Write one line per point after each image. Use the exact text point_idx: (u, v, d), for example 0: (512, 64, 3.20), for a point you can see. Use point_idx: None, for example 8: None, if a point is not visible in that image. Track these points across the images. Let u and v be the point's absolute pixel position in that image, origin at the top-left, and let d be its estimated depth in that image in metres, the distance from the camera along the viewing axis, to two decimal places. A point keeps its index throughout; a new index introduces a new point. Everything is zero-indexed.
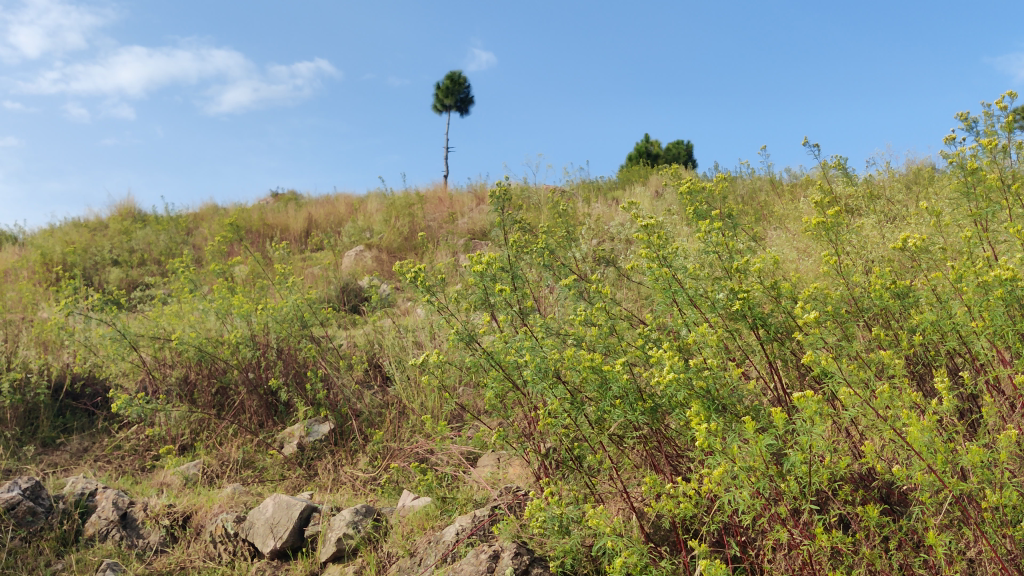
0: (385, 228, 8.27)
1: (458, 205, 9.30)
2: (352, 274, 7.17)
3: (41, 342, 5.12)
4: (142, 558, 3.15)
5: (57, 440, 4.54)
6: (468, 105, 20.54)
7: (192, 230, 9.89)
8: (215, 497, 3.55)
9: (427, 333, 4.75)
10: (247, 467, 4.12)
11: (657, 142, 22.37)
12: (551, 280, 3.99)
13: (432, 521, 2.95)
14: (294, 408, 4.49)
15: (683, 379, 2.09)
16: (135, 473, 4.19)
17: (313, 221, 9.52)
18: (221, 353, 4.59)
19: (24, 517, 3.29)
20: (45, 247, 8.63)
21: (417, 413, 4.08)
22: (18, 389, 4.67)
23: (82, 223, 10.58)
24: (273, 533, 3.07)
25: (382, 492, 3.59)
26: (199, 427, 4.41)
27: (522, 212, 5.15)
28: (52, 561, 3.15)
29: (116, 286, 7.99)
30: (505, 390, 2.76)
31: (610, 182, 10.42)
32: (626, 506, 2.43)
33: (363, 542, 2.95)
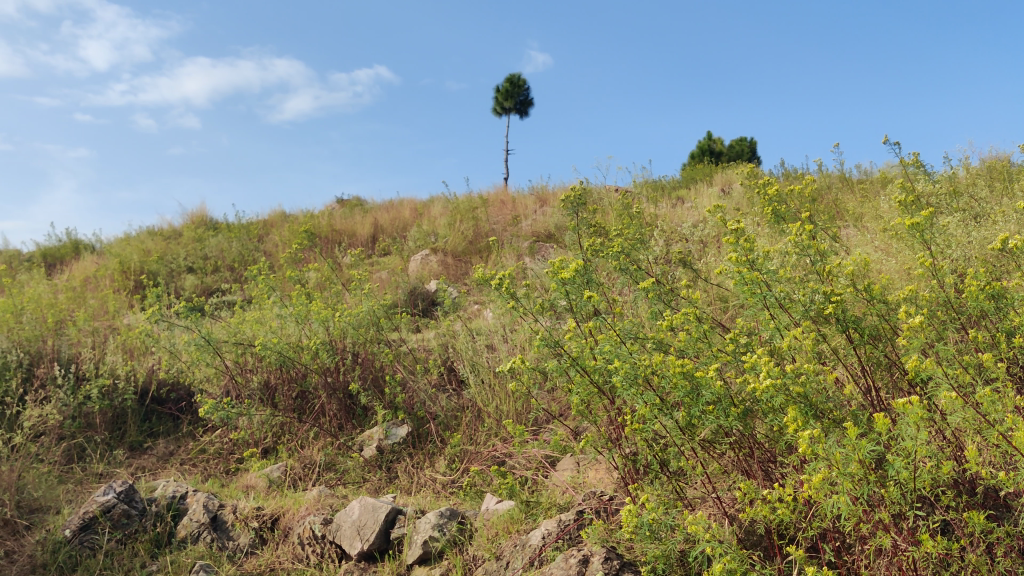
0: (451, 231, 8.32)
1: (523, 207, 9.33)
2: (420, 278, 7.23)
3: (126, 349, 5.26)
4: (233, 559, 3.22)
5: (144, 444, 4.67)
6: (528, 108, 20.57)
7: (263, 237, 10.07)
8: (302, 500, 3.61)
9: (500, 336, 4.77)
10: (328, 470, 4.18)
11: (721, 139, 22.17)
12: (627, 283, 3.98)
13: (517, 525, 2.97)
14: (372, 412, 4.54)
15: (778, 385, 2.09)
16: (220, 476, 4.29)
17: (380, 226, 9.63)
18: (302, 357, 4.67)
19: (119, 520, 3.40)
20: (124, 255, 8.87)
21: (494, 416, 4.10)
22: (106, 395, 4.81)
23: (156, 231, 10.86)
24: (360, 535, 3.12)
25: (464, 495, 3.62)
26: (280, 431, 4.50)
27: (593, 215, 5.13)
28: (147, 562, 3.23)
29: (192, 292, 8.18)
30: (590, 395, 2.77)
31: (676, 182, 10.36)
32: (718, 511, 2.43)
33: (448, 545, 2.97)
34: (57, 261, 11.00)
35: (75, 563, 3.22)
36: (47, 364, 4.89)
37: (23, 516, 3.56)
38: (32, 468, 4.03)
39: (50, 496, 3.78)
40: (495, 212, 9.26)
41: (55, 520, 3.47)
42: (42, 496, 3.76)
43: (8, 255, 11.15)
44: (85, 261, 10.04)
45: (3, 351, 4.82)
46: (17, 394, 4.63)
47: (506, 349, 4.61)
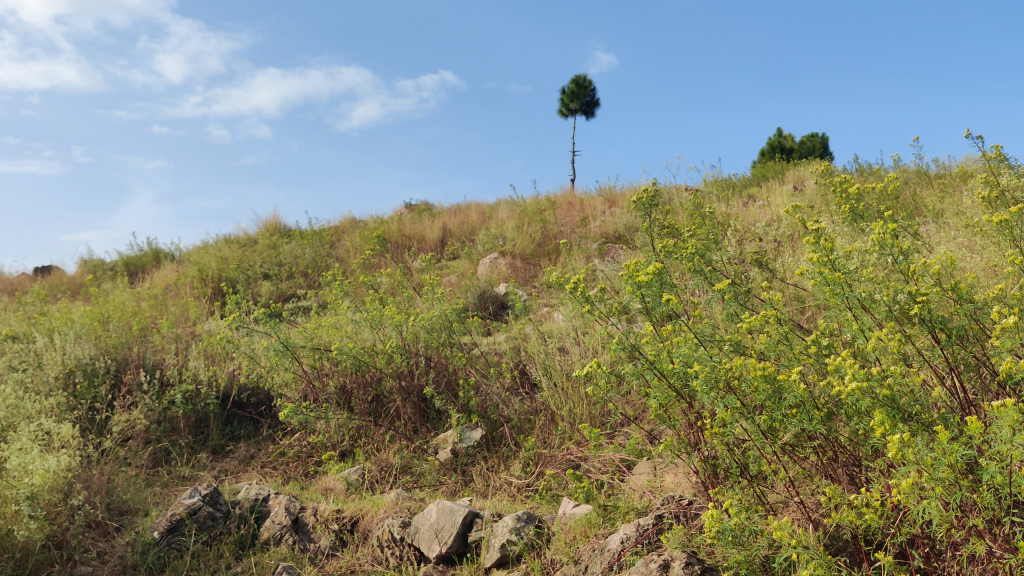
0: (520, 235, 8.33)
1: (590, 208, 9.31)
2: (490, 282, 7.26)
3: (207, 355, 5.40)
4: (315, 561, 3.27)
5: (226, 448, 4.79)
6: (593, 109, 20.52)
7: (335, 243, 10.23)
8: (380, 502, 3.66)
9: (572, 338, 4.75)
10: (405, 473, 4.22)
11: (791, 135, 21.82)
12: (702, 284, 3.93)
13: (595, 529, 2.95)
14: (446, 415, 4.56)
15: (864, 387, 2.05)
16: (300, 479, 4.37)
17: (448, 231, 9.70)
18: (377, 361, 4.73)
19: (204, 522, 3.49)
20: (202, 263, 9.10)
21: (568, 419, 4.09)
22: (190, 399, 4.95)
23: (232, 239, 11.12)
24: (438, 538, 3.15)
25: (540, 498, 3.62)
26: (357, 434, 4.56)
27: (664, 216, 5.09)
28: (233, 564, 3.29)
29: (268, 298, 8.36)
30: (669, 398, 2.75)
31: (746, 180, 10.22)
32: (801, 516, 2.40)
33: (526, 549, 2.98)
34: (138, 270, 11.35)
35: (164, 563, 3.30)
36: (132, 370, 5.05)
37: (113, 518, 3.67)
38: (121, 471, 4.16)
39: (138, 498, 3.89)
40: (563, 214, 9.25)
41: (143, 522, 3.57)
42: (130, 498, 3.87)
43: (93, 265, 11.54)
44: (165, 269, 10.34)
45: (92, 358, 4.99)
46: (105, 399, 4.78)
47: (579, 351, 4.59)
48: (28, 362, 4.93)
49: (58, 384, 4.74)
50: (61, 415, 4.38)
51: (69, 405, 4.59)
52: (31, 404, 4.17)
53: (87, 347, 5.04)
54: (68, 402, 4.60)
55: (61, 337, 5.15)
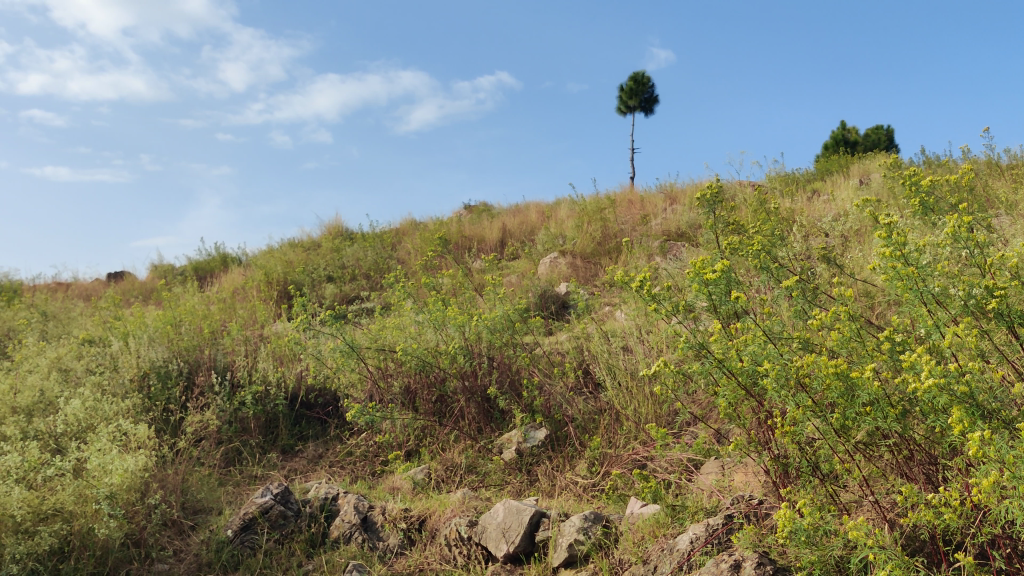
0: (580, 234, 8.30)
1: (651, 206, 9.25)
2: (551, 281, 7.26)
3: (275, 356, 5.50)
4: (384, 560, 3.31)
5: (295, 448, 4.87)
6: (652, 106, 20.37)
7: (396, 245, 10.32)
8: (447, 501, 3.68)
9: (636, 337, 4.73)
10: (470, 473, 4.24)
11: (855, 129, 21.43)
12: (768, 281, 3.88)
13: (664, 529, 2.93)
14: (510, 415, 4.56)
15: (941, 384, 2.01)
16: (367, 478, 4.42)
17: (508, 231, 9.72)
18: (440, 362, 4.76)
19: (276, 520, 3.55)
20: (268, 266, 9.26)
21: (633, 419, 4.07)
22: (259, 400, 5.04)
23: (296, 243, 11.30)
24: (506, 538, 3.16)
25: (607, 498, 3.61)
26: (422, 434, 4.59)
27: (728, 212, 5.03)
28: (304, 562, 3.34)
29: (332, 301, 8.47)
30: (737, 397, 2.72)
31: (809, 174, 10.05)
32: (876, 516, 2.36)
33: (594, 549, 2.97)
34: (206, 274, 11.61)
35: (237, 561, 3.37)
36: (204, 372, 5.16)
37: (188, 517, 3.76)
38: (195, 471, 4.25)
39: (211, 497, 3.98)
40: (624, 212, 9.20)
41: (217, 521, 3.64)
42: (204, 497, 3.96)
43: (164, 270, 11.84)
44: (232, 273, 10.55)
45: (165, 360, 5.11)
46: (178, 400, 4.90)
47: (643, 350, 4.56)
48: (104, 366, 5.07)
49: (134, 387, 4.87)
50: (137, 417, 4.50)
51: (144, 407, 4.71)
52: (108, 405, 4.29)
53: (161, 350, 5.17)
54: (143, 404, 4.72)
55: (135, 340, 5.29)
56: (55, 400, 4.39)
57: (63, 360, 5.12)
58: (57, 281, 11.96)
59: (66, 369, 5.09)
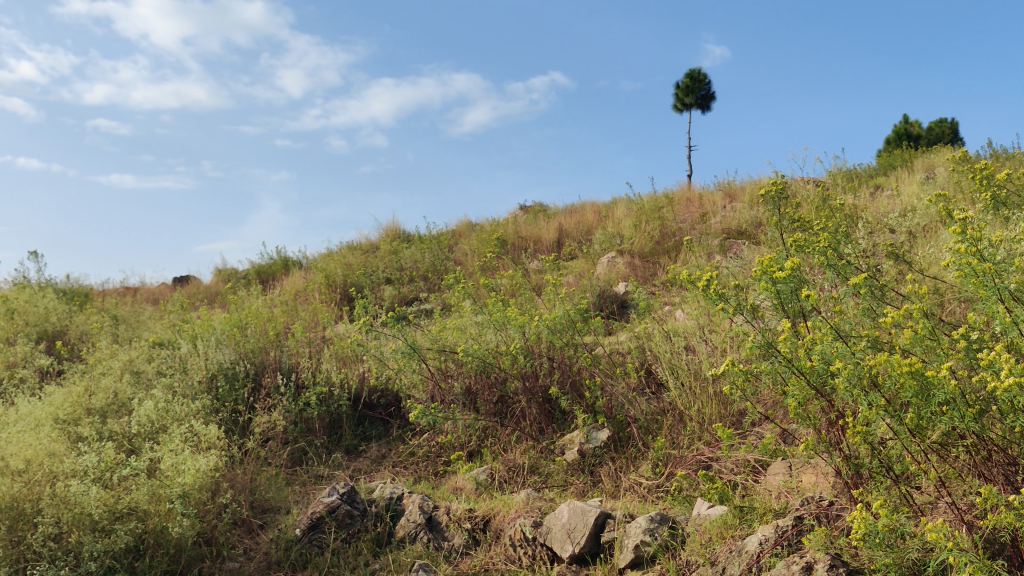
0: (638, 233, 8.24)
1: (710, 203, 9.14)
2: (609, 281, 7.21)
3: (338, 358, 5.56)
4: (450, 560, 3.32)
5: (359, 448, 4.92)
6: (709, 103, 20.15)
7: (453, 246, 10.36)
8: (511, 502, 3.69)
9: (698, 336, 4.67)
10: (533, 473, 4.24)
11: (918, 122, 20.95)
12: (834, 279, 3.80)
13: (731, 530, 2.90)
14: (571, 416, 4.55)
15: (1022, 383, 1.96)
16: (430, 478, 4.44)
17: (565, 231, 9.70)
18: (502, 362, 4.76)
19: (343, 520, 3.59)
20: (329, 269, 9.36)
21: (696, 420, 4.03)
22: (324, 401, 5.10)
23: (355, 245, 11.41)
24: (571, 539, 3.15)
25: (673, 500, 3.58)
26: (484, 435, 4.60)
27: (791, 208, 4.94)
28: (370, 561, 3.37)
29: (391, 302, 8.53)
30: (807, 397, 2.68)
31: (872, 169, 9.85)
32: (954, 518, 2.32)
33: (660, 550, 2.94)
34: (268, 278, 11.80)
35: (306, 560, 3.42)
36: (270, 373, 5.24)
37: (257, 516, 3.82)
38: (262, 471, 4.32)
39: (279, 497, 4.04)
40: (682, 210, 9.11)
41: (285, 520, 3.70)
42: (272, 497, 4.02)
43: (227, 274, 12.07)
44: (293, 277, 10.70)
45: (232, 362, 5.21)
46: (246, 401, 4.98)
47: (706, 350, 4.50)
48: (174, 368, 5.19)
49: (202, 388, 4.97)
50: (207, 417, 4.59)
51: (213, 407, 4.81)
52: (179, 407, 4.38)
53: (228, 352, 5.27)
54: (212, 405, 4.81)
55: (203, 342, 5.40)
56: (128, 402, 4.49)
57: (135, 363, 5.24)
58: (126, 285, 12.27)
59: (137, 372, 5.21)
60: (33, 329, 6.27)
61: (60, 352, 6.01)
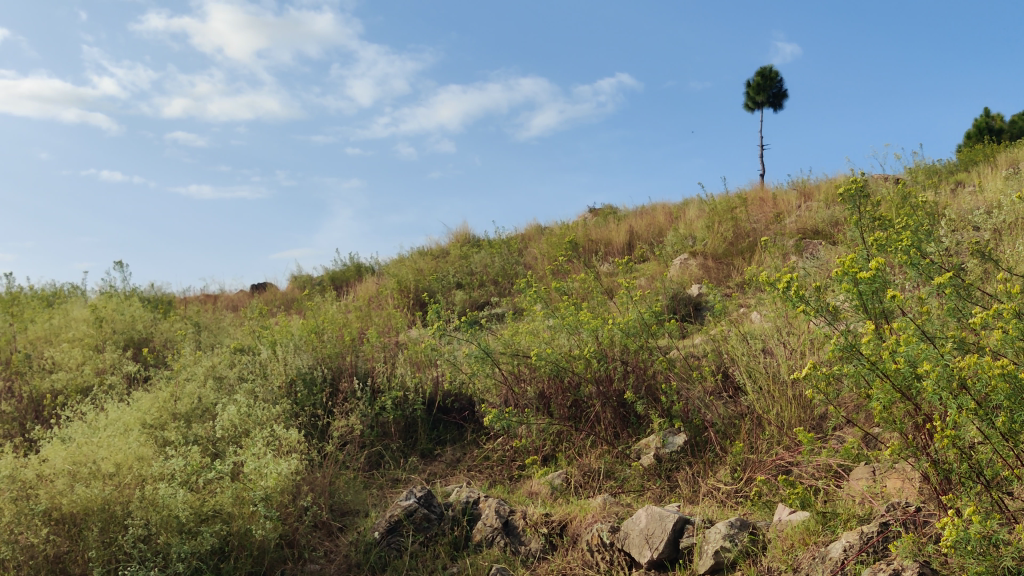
0: (710, 234, 8.12)
1: (784, 203, 8.98)
2: (682, 283, 7.13)
3: (412, 362, 5.60)
4: (527, 564, 3.33)
5: (434, 452, 4.96)
6: (781, 101, 19.79)
7: (523, 250, 10.38)
8: (588, 507, 3.68)
9: (776, 338, 4.58)
10: (608, 478, 4.22)
11: (1001, 116, 20.25)
12: (917, 278, 3.69)
13: (814, 537, 2.84)
14: (647, 421, 4.52)
15: None
16: (505, 482, 4.45)
17: (635, 234, 9.64)
18: (575, 367, 4.74)
19: (421, 523, 3.62)
20: (402, 275, 9.47)
21: (775, 423, 3.96)
22: (399, 405, 5.15)
23: (426, 251, 11.50)
24: (649, 544, 3.12)
25: (752, 505, 3.53)
26: (558, 439, 4.59)
27: (871, 206, 4.81)
28: (449, 564, 3.40)
29: (463, 307, 8.58)
30: (892, 401, 2.62)
31: (953, 165, 9.56)
32: None
33: (741, 556, 2.91)
34: (342, 284, 11.98)
35: (385, 563, 3.45)
36: (347, 378, 5.31)
37: (336, 519, 3.89)
38: (341, 474, 4.39)
39: (358, 500, 4.09)
40: (755, 210, 8.97)
41: (364, 523, 3.75)
42: (351, 500, 4.08)
43: (303, 281, 12.29)
44: (367, 282, 10.84)
45: (310, 368, 5.29)
46: (324, 406, 5.07)
47: (784, 351, 4.42)
48: (255, 372, 5.30)
49: (282, 393, 5.07)
50: (287, 422, 4.68)
51: (292, 412, 4.90)
52: (261, 411, 4.48)
53: (306, 357, 5.36)
54: (292, 409, 4.91)
55: (282, 348, 5.50)
56: (211, 407, 4.61)
57: (217, 369, 5.38)
58: (205, 292, 12.59)
59: (220, 377, 5.35)
60: (120, 337, 6.47)
61: (147, 359, 6.20)
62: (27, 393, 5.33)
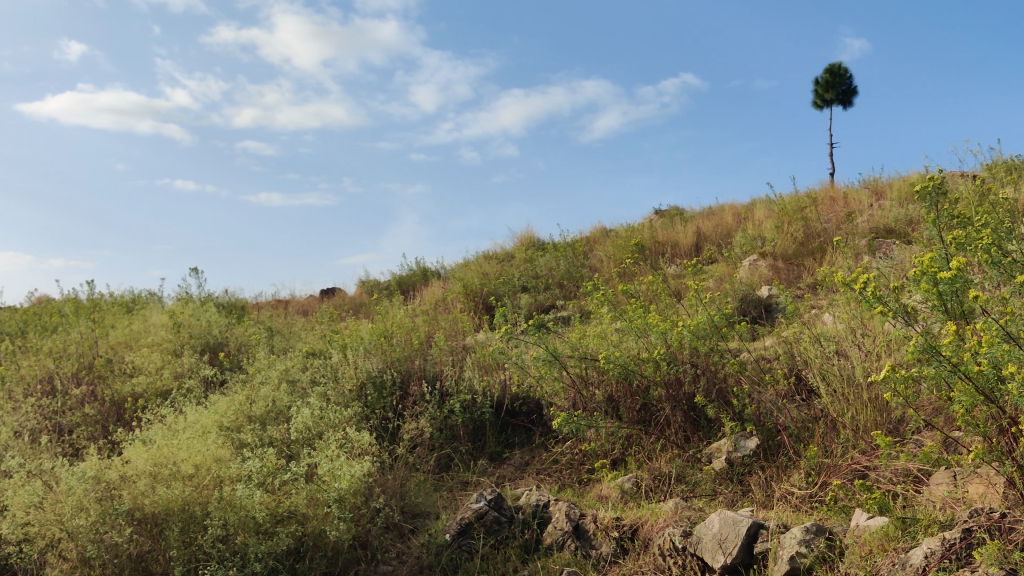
0: (779, 235, 8.00)
1: (856, 202, 8.80)
2: (751, 284, 7.02)
3: (480, 366, 5.62)
4: (599, 568, 3.32)
5: (502, 455, 4.97)
6: (851, 98, 19.35)
7: (588, 253, 10.35)
8: (659, 510, 3.65)
9: (850, 340, 4.49)
10: (679, 482, 4.19)
11: None
12: (999, 277, 3.59)
13: (894, 543, 2.78)
14: (718, 424, 4.47)
15: None
16: (574, 486, 4.44)
17: (702, 235, 9.54)
18: (644, 370, 4.70)
19: (491, 526, 3.64)
20: (468, 279, 9.52)
21: (850, 427, 3.87)
22: (468, 408, 5.18)
23: (492, 254, 11.55)
24: (723, 549, 3.08)
25: (828, 510, 3.47)
26: (628, 442, 4.58)
27: (948, 204, 4.68)
28: (519, 568, 3.41)
29: (529, 310, 8.59)
30: (976, 404, 2.54)
31: None
32: None
33: (817, 561, 2.85)
34: (409, 288, 12.10)
35: (456, 565, 3.47)
36: (416, 381, 5.36)
37: (408, 521, 3.93)
38: (411, 476, 4.43)
39: (428, 502, 4.12)
40: (825, 210, 8.80)
41: (435, 525, 3.78)
42: (422, 501, 4.12)
43: (371, 286, 12.44)
44: (433, 287, 10.93)
45: (381, 372, 5.36)
46: (394, 409, 5.12)
47: (859, 354, 4.32)
48: (327, 376, 5.39)
49: (353, 396, 5.15)
50: (359, 425, 4.74)
51: (364, 415, 4.97)
52: (334, 414, 4.55)
53: (375, 361, 5.43)
54: (363, 412, 4.97)
55: (353, 352, 5.58)
56: (286, 410, 4.69)
57: (291, 373, 5.47)
58: (276, 297, 12.83)
59: (293, 381, 5.45)
60: (197, 341, 6.63)
61: (223, 363, 6.35)
62: (109, 396, 5.50)
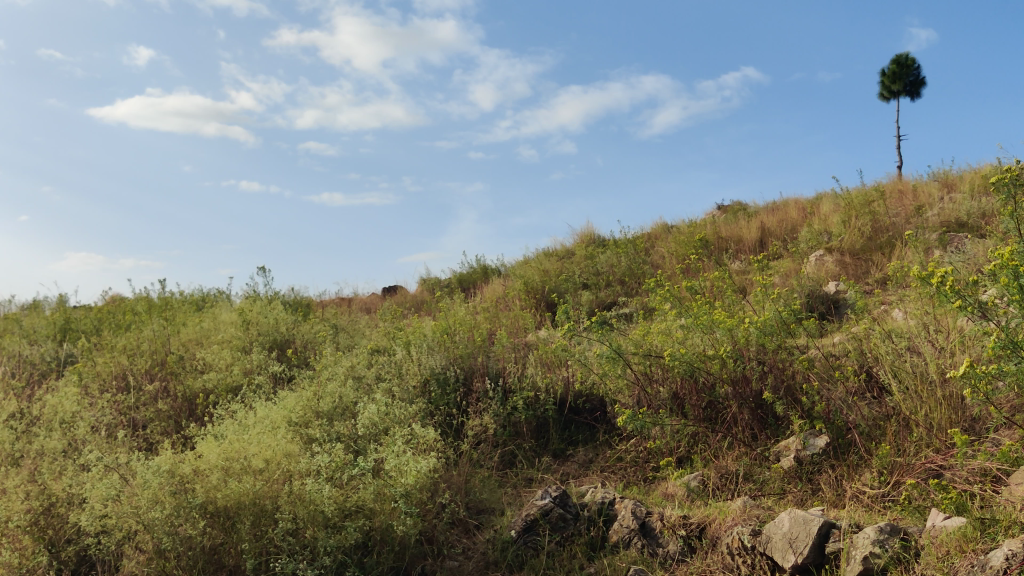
0: (846, 230, 7.85)
1: (926, 195, 8.59)
2: (817, 280, 6.90)
3: (543, 363, 5.62)
4: (666, 567, 3.29)
5: (566, 452, 4.96)
6: (918, 89, 18.90)
7: (650, 249, 10.28)
8: (727, 509, 3.61)
9: (922, 336, 4.37)
10: (747, 480, 4.13)
11: None
12: None
13: (972, 544, 2.70)
14: (785, 422, 4.39)
15: None
16: (640, 484, 4.41)
17: (767, 230, 9.40)
18: (710, 367, 4.65)
19: (557, 523, 3.63)
20: (529, 276, 9.52)
21: (924, 425, 3.77)
22: (531, 405, 5.18)
23: (554, 251, 11.54)
24: (793, 548, 3.03)
25: (902, 510, 3.39)
26: (694, 440, 4.53)
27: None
28: (586, 565, 3.40)
29: (591, 307, 8.56)
30: None
31: None
32: None
33: (892, 562, 2.78)
34: (470, 285, 12.15)
35: (522, 561, 3.48)
36: (479, 378, 5.38)
37: (472, 516, 3.95)
38: (476, 472, 4.45)
39: (493, 498, 4.14)
40: (894, 203, 8.60)
41: (500, 522, 3.79)
42: (487, 497, 4.14)
43: (433, 283, 12.53)
44: (495, 284, 10.96)
45: (444, 368, 5.39)
46: (458, 405, 5.15)
47: (932, 350, 4.21)
48: (391, 372, 5.44)
49: (417, 393, 5.19)
50: (424, 420, 4.78)
51: (428, 411, 5.01)
52: (399, 410, 4.60)
53: (439, 357, 5.46)
54: (427, 408, 5.01)
55: (417, 348, 5.61)
56: (352, 405, 4.75)
57: (357, 369, 5.54)
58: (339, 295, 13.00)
59: (359, 377, 5.51)
60: (264, 338, 6.75)
61: (291, 360, 6.46)
62: (181, 392, 5.63)
